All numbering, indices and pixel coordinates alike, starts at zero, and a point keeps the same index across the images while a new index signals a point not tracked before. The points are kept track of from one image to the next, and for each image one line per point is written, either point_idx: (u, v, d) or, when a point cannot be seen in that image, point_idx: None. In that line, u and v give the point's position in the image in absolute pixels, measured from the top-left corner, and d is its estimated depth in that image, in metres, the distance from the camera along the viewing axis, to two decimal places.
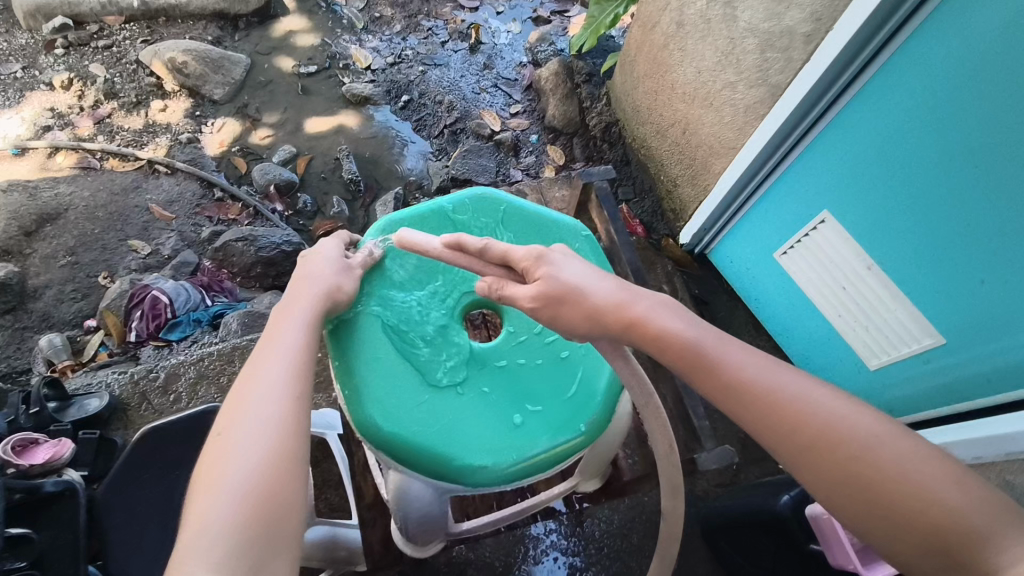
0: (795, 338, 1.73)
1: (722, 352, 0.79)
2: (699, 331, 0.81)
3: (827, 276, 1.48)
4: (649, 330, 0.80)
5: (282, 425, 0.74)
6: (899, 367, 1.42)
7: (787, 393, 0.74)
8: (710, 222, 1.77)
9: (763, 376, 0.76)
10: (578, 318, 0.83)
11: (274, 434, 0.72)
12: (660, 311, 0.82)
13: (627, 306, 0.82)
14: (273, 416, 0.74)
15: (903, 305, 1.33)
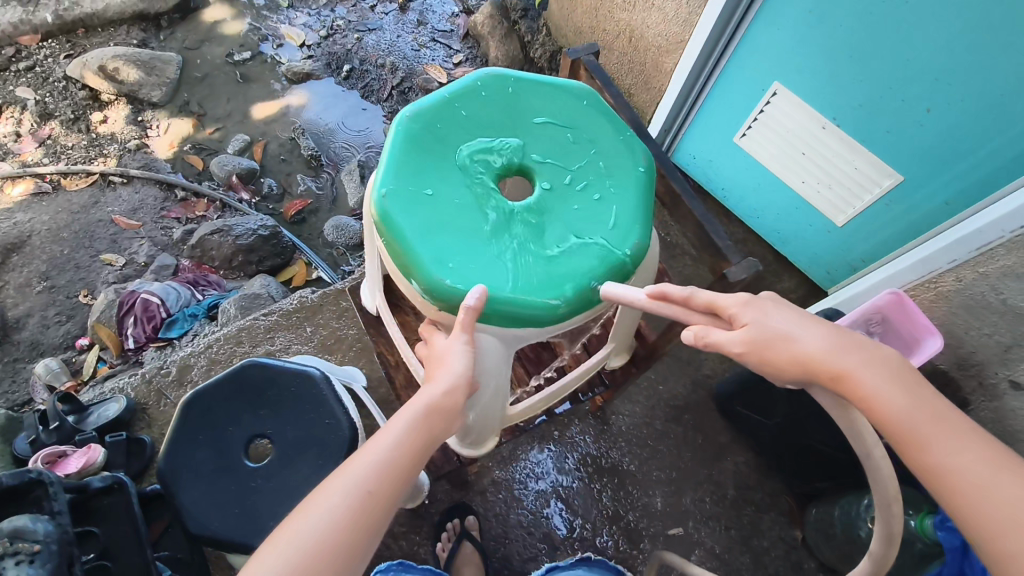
0: (765, 218, 1.85)
1: (939, 430, 0.73)
2: (921, 406, 0.74)
3: (788, 145, 1.59)
4: (851, 385, 0.76)
5: (371, 501, 0.68)
6: (864, 216, 1.55)
7: (998, 494, 0.68)
8: (669, 124, 1.85)
9: (978, 470, 0.70)
10: (784, 365, 0.79)
11: (358, 512, 0.66)
12: (880, 372, 0.76)
13: (838, 359, 0.77)
14: (371, 484, 0.68)
15: (861, 156, 1.46)
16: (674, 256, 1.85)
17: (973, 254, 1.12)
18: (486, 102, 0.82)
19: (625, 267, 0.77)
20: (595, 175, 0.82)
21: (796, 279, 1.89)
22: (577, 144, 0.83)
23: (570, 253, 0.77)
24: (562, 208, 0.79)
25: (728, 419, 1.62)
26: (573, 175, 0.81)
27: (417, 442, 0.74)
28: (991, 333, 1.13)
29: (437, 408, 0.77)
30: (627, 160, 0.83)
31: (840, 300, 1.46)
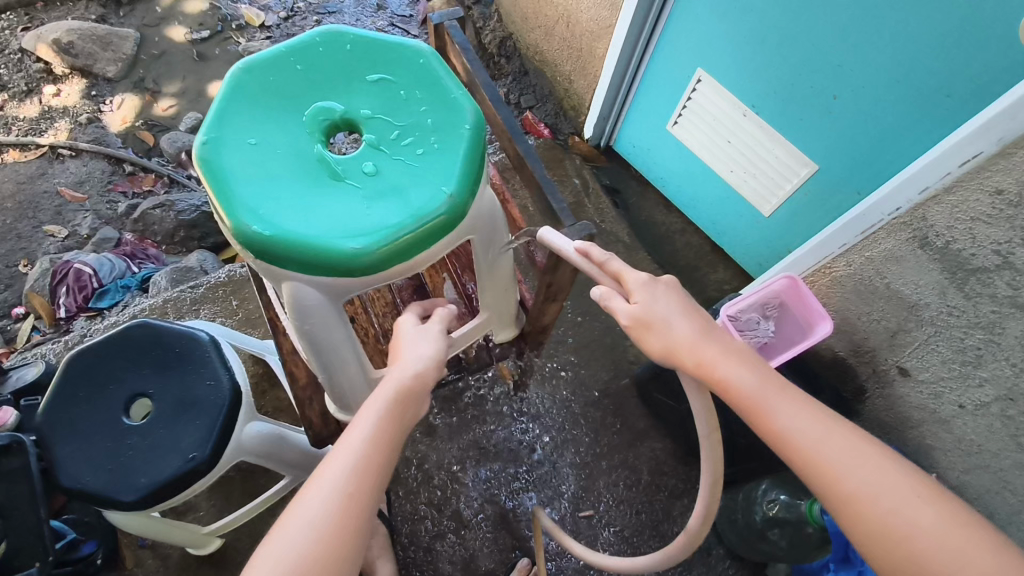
0: (699, 209, 1.86)
1: (779, 395, 0.69)
2: (766, 379, 0.71)
3: (714, 134, 1.60)
4: (708, 369, 0.71)
5: (351, 504, 0.69)
6: (786, 205, 1.57)
7: (833, 449, 0.67)
8: (606, 112, 1.86)
9: (818, 430, 0.67)
10: (655, 351, 0.73)
11: (337, 512, 0.68)
12: (730, 349, 0.72)
13: (696, 345, 0.72)
14: (347, 484, 0.69)
15: (781, 144, 1.47)
16: (607, 244, 1.84)
17: (858, 238, 1.12)
18: (321, 51, 0.75)
19: (456, 210, 0.69)
20: (434, 111, 0.73)
21: (731, 271, 1.88)
22: (418, 79, 0.75)
23: (397, 196, 0.69)
24: (394, 149, 0.71)
25: (647, 405, 1.63)
26: (411, 113, 0.73)
27: (388, 433, 0.74)
28: (879, 318, 1.14)
29: (405, 398, 0.77)
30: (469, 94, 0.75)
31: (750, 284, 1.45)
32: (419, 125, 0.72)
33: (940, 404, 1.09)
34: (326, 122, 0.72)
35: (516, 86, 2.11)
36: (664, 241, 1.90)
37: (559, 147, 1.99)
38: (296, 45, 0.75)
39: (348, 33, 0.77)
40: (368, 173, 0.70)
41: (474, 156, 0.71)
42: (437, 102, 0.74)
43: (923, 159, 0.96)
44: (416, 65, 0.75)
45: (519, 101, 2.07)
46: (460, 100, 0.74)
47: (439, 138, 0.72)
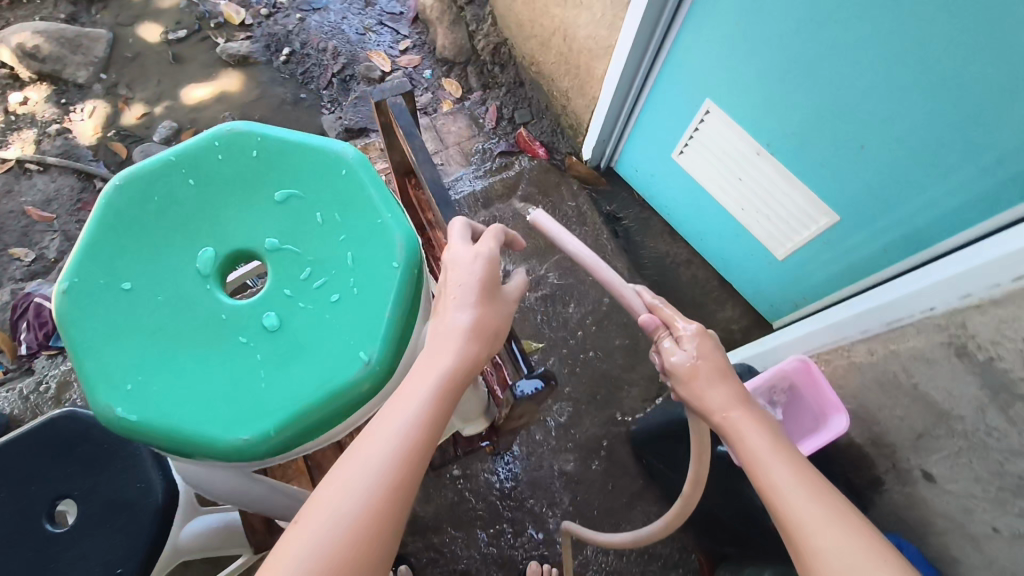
0: (707, 242, 1.69)
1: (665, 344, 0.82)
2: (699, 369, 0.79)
3: (723, 169, 1.44)
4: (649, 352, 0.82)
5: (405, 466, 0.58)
6: (803, 252, 1.41)
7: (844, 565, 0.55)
8: (607, 134, 1.69)
9: (806, 514, 0.59)
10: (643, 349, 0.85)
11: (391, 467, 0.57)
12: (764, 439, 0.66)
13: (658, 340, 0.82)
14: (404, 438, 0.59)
15: (799, 189, 1.30)
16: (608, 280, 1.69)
17: (885, 327, 0.98)
18: (219, 159, 0.67)
19: (372, 377, 0.61)
20: (353, 244, 0.65)
21: (739, 309, 1.72)
22: (335, 202, 0.67)
23: (299, 359, 0.62)
24: (301, 295, 0.63)
25: (643, 466, 1.50)
26: (327, 248, 0.65)
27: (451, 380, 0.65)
28: (903, 416, 0.97)
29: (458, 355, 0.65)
30: (396, 221, 0.66)
31: (754, 351, 1.36)
32: (334, 264, 0.65)
33: (968, 521, 0.93)
34: (216, 261, 0.65)
35: (510, 98, 1.94)
36: (664, 275, 1.76)
37: (554, 170, 1.82)
38: (189, 156, 0.67)
39: (254, 134, 0.68)
40: (266, 326, 0.62)
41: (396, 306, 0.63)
42: (357, 231, 0.66)
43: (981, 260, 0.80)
44: (334, 181, 0.67)
45: (513, 116, 1.92)
46: (386, 230, 0.66)
47: (358, 281, 0.64)
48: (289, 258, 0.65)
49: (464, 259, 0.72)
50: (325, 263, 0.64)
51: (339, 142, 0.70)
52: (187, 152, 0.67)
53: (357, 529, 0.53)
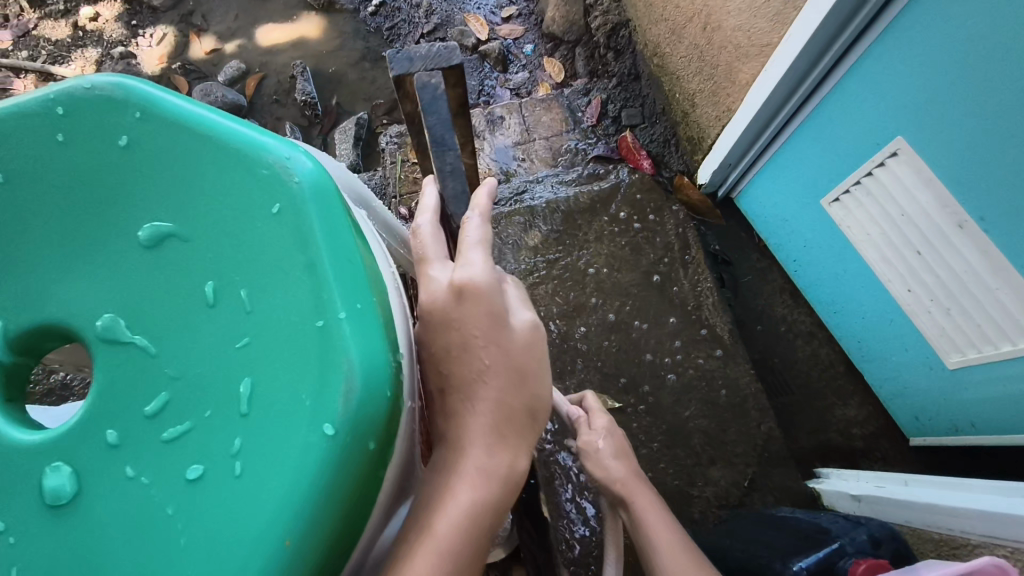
0: (842, 318, 1.30)
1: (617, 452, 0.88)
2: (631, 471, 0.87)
3: (893, 236, 1.05)
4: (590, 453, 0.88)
5: None
6: (988, 369, 1.01)
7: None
8: (737, 156, 1.32)
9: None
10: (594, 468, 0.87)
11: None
12: (654, 509, 0.84)
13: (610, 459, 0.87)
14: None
15: (1007, 282, 0.90)
16: (696, 340, 1.32)
17: None
18: (65, 142, 0.43)
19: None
20: (252, 358, 0.39)
21: (866, 409, 1.33)
22: (244, 268, 0.40)
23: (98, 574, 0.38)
24: (133, 450, 0.39)
25: None
26: (205, 360, 0.39)
27: (476, 518, 0.44)
28: None
29: (515, 400, 0.49)
30: (353, 325, 0.39)
31: (891, 494, 1.01)
32: (207, 395, 0.39)
33: None
34: (11, 363, 0.43)
35: (619, 92, 1.60)
36: (775, 346, 1.38)
37: (659, 189, 1.46)
38: (22, 125, 0.44)
39: (132, 109, 0.43)
40: (55, 497, 0.39)
41: (293, 506, 0.37)
42: (275, 326, 0.39)
43: None
44: (248, 226, 0.41)
45: (619, 115, 1.57)
46: (327, 341, 0.38)
47: (243, 438, 0.38)
48: (138, 360, 0.40)
49: (453, 291, 0.49)
50: (202, 383, 0.39)
51: (281, 145, 0.42)
52: (16, 119, 0.44)
53: None
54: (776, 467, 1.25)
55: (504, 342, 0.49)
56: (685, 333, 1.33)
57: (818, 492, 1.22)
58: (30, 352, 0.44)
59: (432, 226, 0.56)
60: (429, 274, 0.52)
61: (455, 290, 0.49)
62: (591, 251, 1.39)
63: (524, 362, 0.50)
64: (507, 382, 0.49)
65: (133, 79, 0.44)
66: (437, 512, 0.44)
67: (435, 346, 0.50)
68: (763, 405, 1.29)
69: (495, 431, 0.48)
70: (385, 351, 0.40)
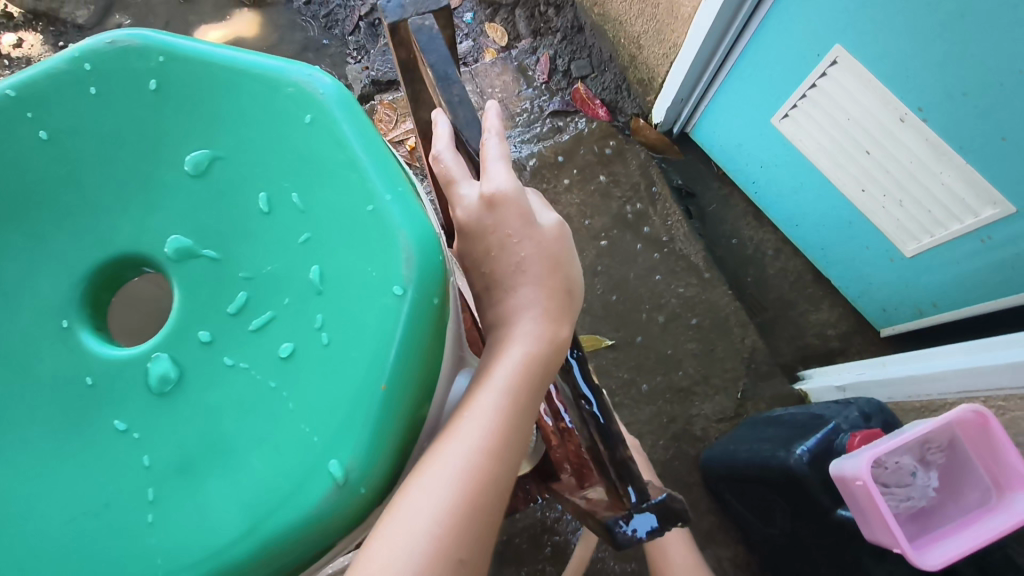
0: (805, 229, 1.38)
1: None
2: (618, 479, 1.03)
3: (843, 139, 1.12)
4: None
5: (499, 451, 0.47)
6: (944, 249, 1.10)
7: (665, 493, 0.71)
8: (687, 90, 1.37)
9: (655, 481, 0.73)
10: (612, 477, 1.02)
11: (502, 419, 0.48)
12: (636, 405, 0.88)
13: None
14: (484, 423, 0.47)
15: (951, 165, 0.98)
16: (674, 273, 1.39)
17: None
18: (112, 97, 0.49)
19: (351, 495, 0.43)
20: (320, 248, 0.46)
21: (838, 311, 1.42)
22: (294, 177, 0.47)
23: (219, 455, 0.44)
24: (227, 344, 0.45)
25: (715, 500, 1.24)
26: (276, 258, 0.46)
27: (531, 370, 0.51)
28: None
29: (555, 276, 0.55)
30: (399, 206, 0.46)
31: (872, 377, 1.09)
32: (286, 284, 0.46)
33: None
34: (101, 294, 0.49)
35: (565, 46, 1.62)
36: (747, 265, 1.46)
37: (617, 134, 1.51)
38: (69, 88, 0.49)
39: (164, 61, 0.49)
40: (163, 381, 0.45)
41: (383, 357, 0.44)
42: (334, 217, 0.46)
43: None
44: (293, 140, 0.48)
45: (569, 68, 1.60)
46: (382, 220, 0.46)
47: (324, 313, 0.45)
48: (219, 267, 0.46)
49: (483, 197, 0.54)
50: (281, 272, 0.46)
51: (306, 72, 0.49)
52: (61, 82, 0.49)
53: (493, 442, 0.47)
54: (765, 376, 1.33)
55: (538, 235, 0.55)
56: (664, 267, 1.39)
57: (805, 392, 1.31)
58: (110, 284, 0.50)
59: (451, 151, 0.59)
60: (460, 191, 0.56)
61: (486, 201, 0.54)
62: (563, 202, 1.44)
63: (558, 251, 0.55)
64: (547, 265, 0.54)
65: (148, 32, 0.50)
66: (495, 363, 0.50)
67: (473, 251, 0.56)
68: (745, 321, 1.37)
69: (541, 303, 0.54)
70: (431, 228, 0.47)
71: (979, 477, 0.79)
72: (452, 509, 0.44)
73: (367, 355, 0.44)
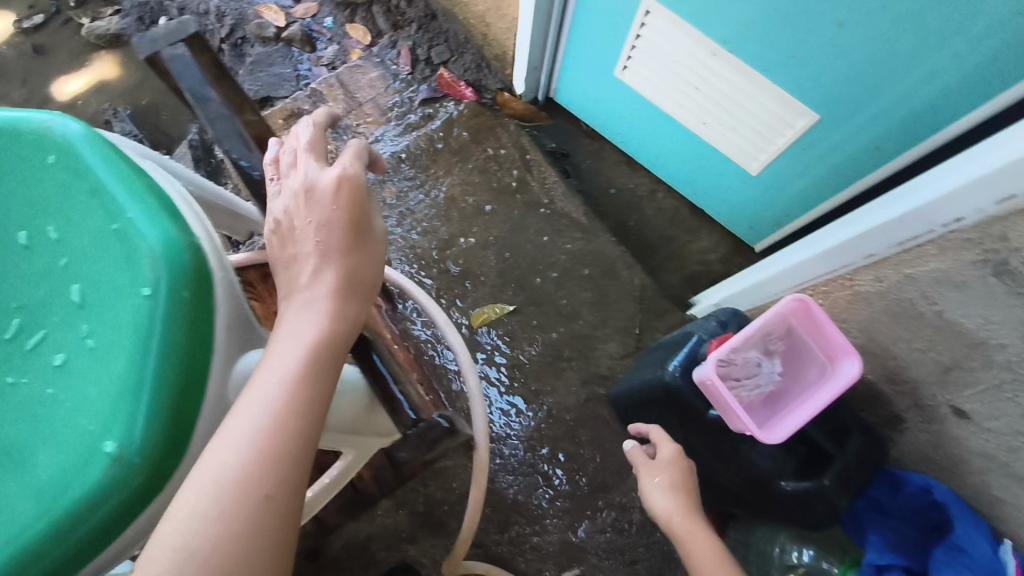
0: (669, 167, 1.49)
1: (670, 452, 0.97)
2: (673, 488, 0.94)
3: (674, 79, 1.21)
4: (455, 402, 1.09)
5: (299, 407, 0.58)
6: (780, 162, 1.22)
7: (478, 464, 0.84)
8: (537, 59, 1.45)
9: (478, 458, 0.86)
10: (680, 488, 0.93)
11: (299, 380, 0.59)
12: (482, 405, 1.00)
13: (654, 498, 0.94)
14: (283, 386, 0.58)
15: (763, 87, 1.08)
16: (561, 231, 1.47)
17: (894, 249, 0.78)
18: None
19: (128, 458, 0.53)
20: (86, 270, 0.59)
21: (715, 237, 1.54)
22: (55, 215, 0.60)
23: (35, 447, 0.56)
24: (32, 357, 0.58)
25: (631, 430, 1.34)
26: (62, 284, 0.59)
27: (330, 343, 0.62)
28: (924, 349, 0.82)
29: (351, 269, 0.66)
30: (141, 219, 0.59)
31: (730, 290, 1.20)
32: (69, 301, 0.59)
33: (1014, 459, 0.80)
34: None
35: (422, 35, 1.68)
36: (628, 211, 1.56)
37: (486, 110, 1.58)
38: None
39: None
40: None
41: (142, 338, 0.56)
42: (99, 246, 0.59)
43: (993, 154, 0.63)
44: (61, 191, 0.60)
45: (430, 56, 1.66)
46: (128, 237, 0.58)
47: (95, 320, 0.58)
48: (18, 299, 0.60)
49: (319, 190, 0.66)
50: (65, 292, 0.59)
51: (52, 124, 0.62)
52: None
53: (293, 399, 0.58)
54: (658, 309, 1.44)
55: (353, 233, 0.67)
56: (550, 228, 1.47)
57: (695, 315, 1.42)
58: None
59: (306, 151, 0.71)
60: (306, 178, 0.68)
61: (318, 193, 0.67)
62: (446, 185, 1.50)
63: (361, 249, 0.67)
64: (345, 260, 0.66)
65: None
66: (294, 340, 0.61)
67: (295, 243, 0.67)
68: (633, 263, 1.47)
69: (340, 291, 0.65)
70: (177, 232, 0.60)
71: (812, 360, 0.92)
72: (262, 453, 0.54)
73: (131, 342, 0.56)
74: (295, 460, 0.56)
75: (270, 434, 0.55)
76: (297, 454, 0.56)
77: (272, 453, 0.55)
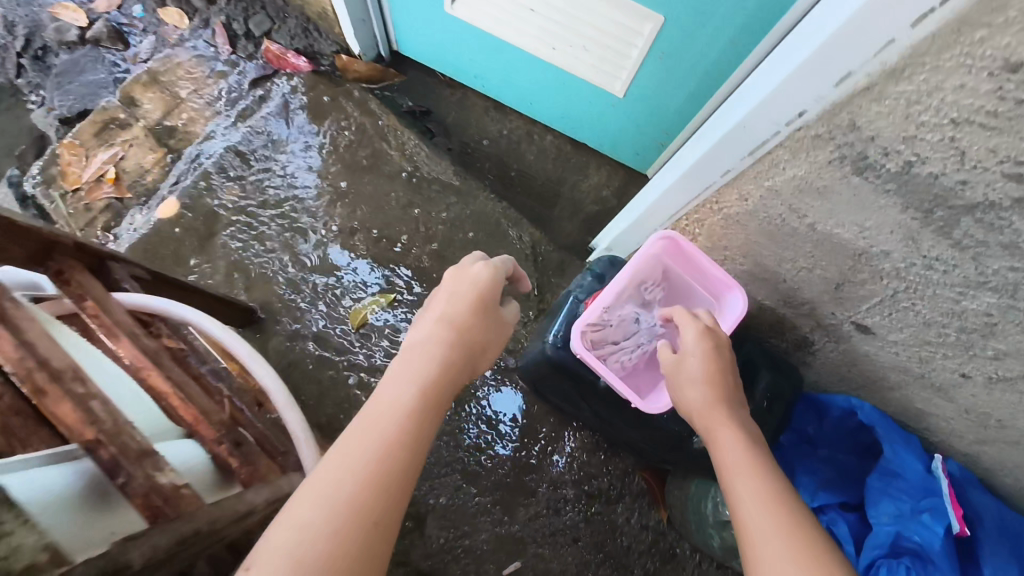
0: (537, 105, 1.34)
1: (698, 364, 0.73)
2: (707, 385, 0.72)
3: (507, 4, 1.06)
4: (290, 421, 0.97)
5: (409, 453, 0.61)
6: (640, 79, 1.08)
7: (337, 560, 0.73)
8: (361, 9, 1.26)
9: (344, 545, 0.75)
10: (705, 372, 0.73)
11: (408, 429, 0.63)
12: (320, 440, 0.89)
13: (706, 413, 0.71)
14: (399, 424, 0.63)
15: None
16: (433, 199, 1.31)
17: (746, 162, 0.65)
18: None
19: None
20: None
21: (605, 170, 1.40)
22: None
23: None
24: None
25: (547, 401, 1.22)
26: None
27: (439, 389, 0.68)
28: (810, 267, 0.70)
29: (462, 336, 0.74)
30: None
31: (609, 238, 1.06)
32: None
33: (928, 370, 0.70)
34: None
35: (236, 7, 1.47)
36: (506, 161, 1.40)
37: (325, 79, 1.38)
38: None
39: None
40: None
41: None
42: None
43: (820, 28, 0.50)
44: None
45: (251, 29, 1.45)
46: None
47: None
48: None
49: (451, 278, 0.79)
50: None
51: None
52: None
53: (399, 442, 0.61)
54: (554, 263, 1.30)
55: (480, 283, 0.78)
56: (420, 198, 1.31)
57: None
58: None
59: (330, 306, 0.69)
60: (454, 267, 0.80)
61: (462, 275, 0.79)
62: (295, 173, 1.32)
63: (487, 320, 0.77)
64: (474, 309, 0.76)
65: None
66: (402, 386, 0.67)
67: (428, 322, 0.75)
68: (519, 218, 1.32)
69: (461, 344, 0.74)
70: None
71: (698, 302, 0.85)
72: (362, 485, 0.58)
73: None
74: (396, 507, 0.59)
75: (371, 477, 0.58)
76: (396, 498, 0.59)
77: (369, 497, 0.57)
